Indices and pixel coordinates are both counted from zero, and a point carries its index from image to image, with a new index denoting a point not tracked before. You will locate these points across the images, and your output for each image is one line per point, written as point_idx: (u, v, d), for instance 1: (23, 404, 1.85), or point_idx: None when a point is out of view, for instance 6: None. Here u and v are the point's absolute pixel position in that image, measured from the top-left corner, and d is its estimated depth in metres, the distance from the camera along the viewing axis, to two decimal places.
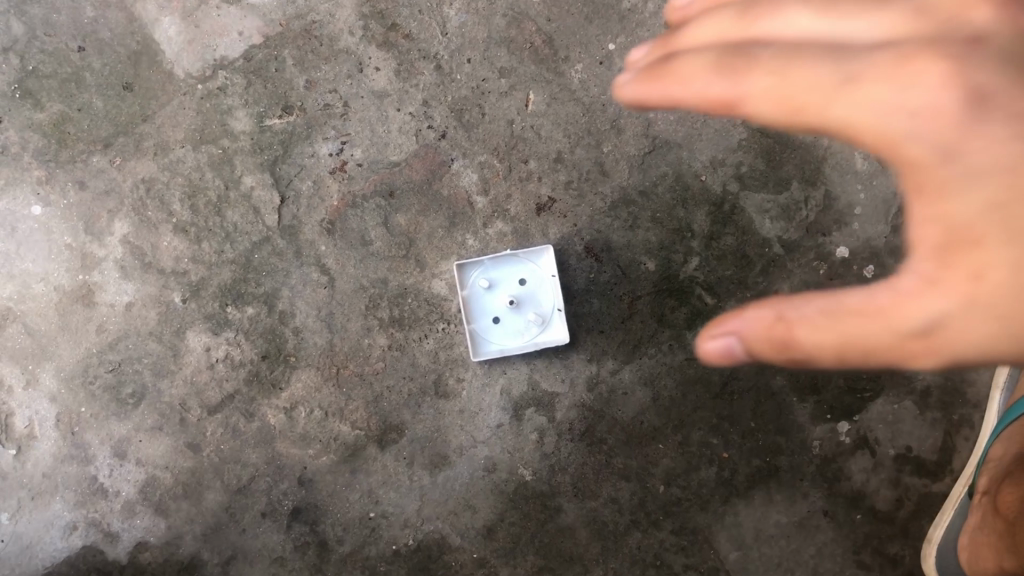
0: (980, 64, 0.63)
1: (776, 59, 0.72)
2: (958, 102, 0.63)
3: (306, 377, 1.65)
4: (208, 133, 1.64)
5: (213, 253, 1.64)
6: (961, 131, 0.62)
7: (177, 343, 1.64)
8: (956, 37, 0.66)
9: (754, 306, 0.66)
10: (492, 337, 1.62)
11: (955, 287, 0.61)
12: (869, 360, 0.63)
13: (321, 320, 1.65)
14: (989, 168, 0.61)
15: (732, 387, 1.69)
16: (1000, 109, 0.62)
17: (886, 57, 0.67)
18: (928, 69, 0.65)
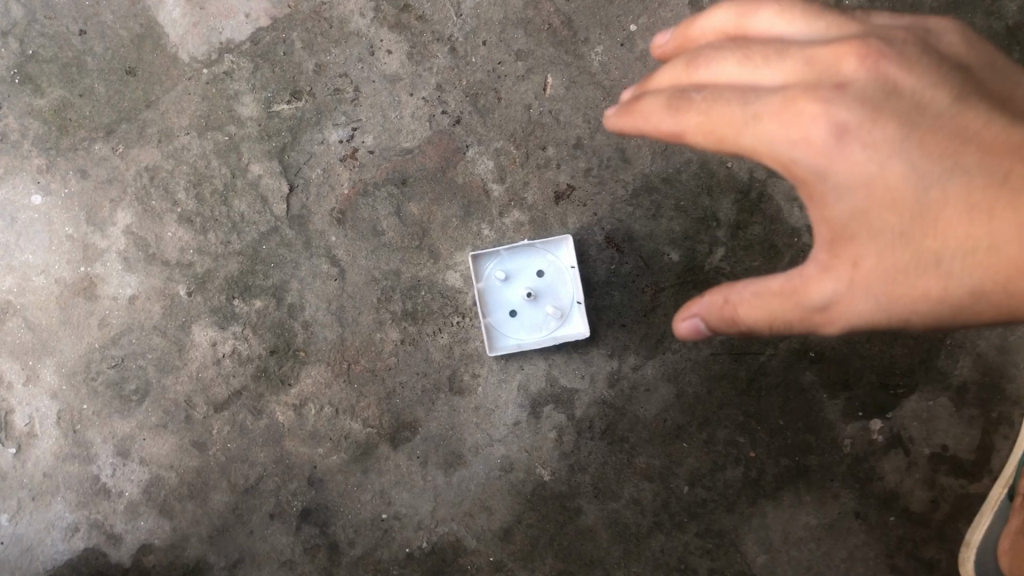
0: (840, 106, 0.89)
1: (710, 101, 0.97)
2: (826, 137, 0.89)
3: (316, 373, 1.59)
4: (213, 119, 1.58)
5: (219, 244, 1.58)
6: (829, 158, 0.89)
7: (182, 338, 1.58)
8: (828, 86, 0.91)
9: (710, 292, 0.99)
10: (509, 332, 1.56)
11: (834, 270, 0.91)
12: (787, 325, 0.93)
13: (331, 314, 1.58)
14: (846, 185, 0.90)
15: (759, 383, 1.62)
16: (855, 141, 0.89)
17: (784, 101, 0.91)
18: (811, 113, 0.90)
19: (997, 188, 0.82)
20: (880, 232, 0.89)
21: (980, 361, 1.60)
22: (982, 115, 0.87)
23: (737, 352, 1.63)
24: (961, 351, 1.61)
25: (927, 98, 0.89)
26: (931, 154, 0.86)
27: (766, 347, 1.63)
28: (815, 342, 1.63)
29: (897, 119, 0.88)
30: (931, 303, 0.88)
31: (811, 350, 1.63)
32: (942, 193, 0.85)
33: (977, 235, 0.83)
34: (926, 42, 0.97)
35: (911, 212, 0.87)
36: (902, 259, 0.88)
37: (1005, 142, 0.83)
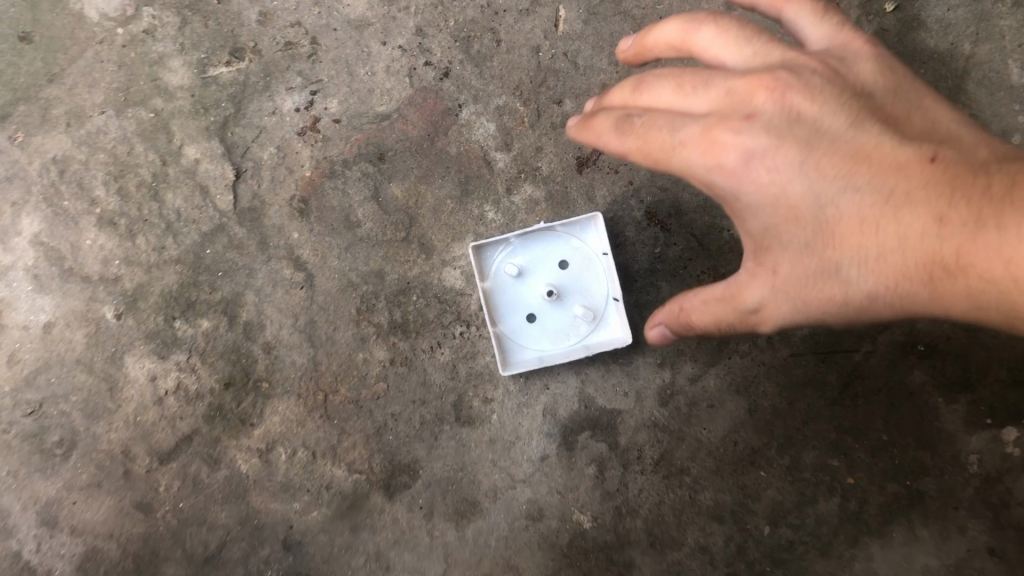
0: (747, 129, 0.76)
1: (639, 132, 0.81)
2: (733, 161, 0.77)
3: (284, 408, 1.24)
4: (134, 92, 1.23)
5: (152, 251, 1.24)
6: (739, 181, 0.77)
7: (113, 373, 1.24)
8: (738, 113, 0.77)
9: (665, 305, 0.88)
10: (527, 343, 1.20)
11: (753, 276, 0.80)
12: (717, 331, 0.84)
13: (299, 332, 1.24)
14: (757, 204, 0.77)
15: (854, 389, 1.26)
16: (757, 163, 0.76)
17: (700, 126, 0.78)
18: (722, 141, 0.77)
19: (885, 204, 0.73)
20: (790, 245, 0.77)
21: None
22: (878, 132, 0.76)
23: (823, 351, 1.26)
24: None
25: (831, 119, 0.77)
26: (827, 172, 0.75)
27: (862, 343, 1.26)
28: (925, 331, 1.26)
29: (796, 140, 0.76)
30: (839, 310, 0.76)
31: (920, 343, 1.26)
32: (838, 208, 0.75)
33: (869, 246, 0.73)
34: (835, 63, 0.82)
35: (814, 227, 0.76)
36: (810, 269, 0.76)
37: (893, 158, 0.73)
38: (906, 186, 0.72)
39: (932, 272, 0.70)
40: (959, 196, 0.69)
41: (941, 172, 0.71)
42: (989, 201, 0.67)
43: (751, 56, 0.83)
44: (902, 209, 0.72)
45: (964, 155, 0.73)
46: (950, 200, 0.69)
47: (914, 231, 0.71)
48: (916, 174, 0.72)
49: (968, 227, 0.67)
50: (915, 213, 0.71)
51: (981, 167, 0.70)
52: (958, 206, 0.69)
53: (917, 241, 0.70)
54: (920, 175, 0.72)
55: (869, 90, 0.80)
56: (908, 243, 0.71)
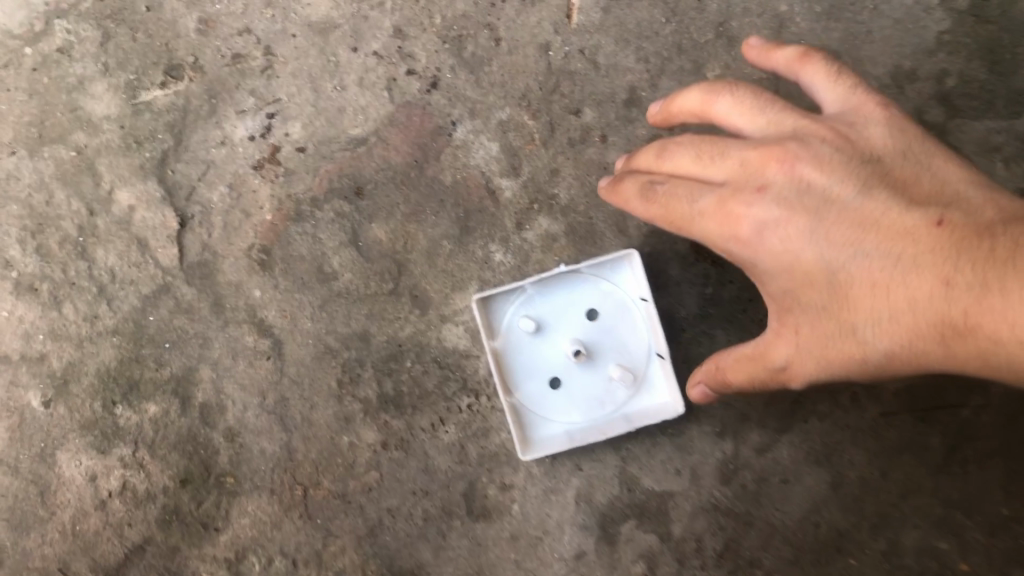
0: (757, 200, 0.71)
1: (654, 202, 0.76)
2: (747, 231, 0.71)
3: (255, 508, 1.00)
4: (51, 126, 1.00)
5: (83, 322, 1.00)
6: (755, 249, 0.71)
7: (45, 473, 1.01)
8: (749, 185, 0.72)
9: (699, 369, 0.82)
10: (552, 415, 0.96)
11: (776, 336, 0.73)
12: (747, 390, 0.77)
13: (268, 413, 1.00)
14: (774, 270, 0.71)
15: (963, 453, 1.00)
16: (770, 233, 0.70)
17: (715, 197, 0.72)
18: (735, 212, 0.71)
19: (894, 270, 0.66)
20: (807, 309, 0.70)
21: None
22: (889, 194, 0.69)
23: (922, 408, 1.01)
24: None
25: (840, 184, 0.70)
26: (836, 238, 0.68)
27: (970, 395, 1.00)
28: None
29: (803, 208, 0.70)
30: (861, 373, 0.69)
31: None
32: (850, 273, 0.68)
33: (881, 309, 0.66)
34: (845, 129, 0.73)
35: (828, 291, 0.69)
36: (827, 333, 0.69)
37: (901, 221, 0.66)
38: (913, 250, 0.65)
39: (943, 333, 0.63)
40: (963, 259, 0.62)
41: (949, 233, 0.64)
42: (993, 264, 0.60)
43: (765, 126, 0.75)
44: (907, 274, 0.65)
45: (973, 214, 0.65)
46: (954, 262, 0.62)
47: (922, 294, 0.64)
48: (922, 238, 0.65)
49: (973, 290, 0.61)
50: (920, 276, 0.64)
51: (990, 227, 0.63)
52: (964, 268, 0.62)
53: (923, 305, 0.64)
54: (925, 240, 0.65)
55: (880, 149, 0.72)
56: (917, 308, 0.64)
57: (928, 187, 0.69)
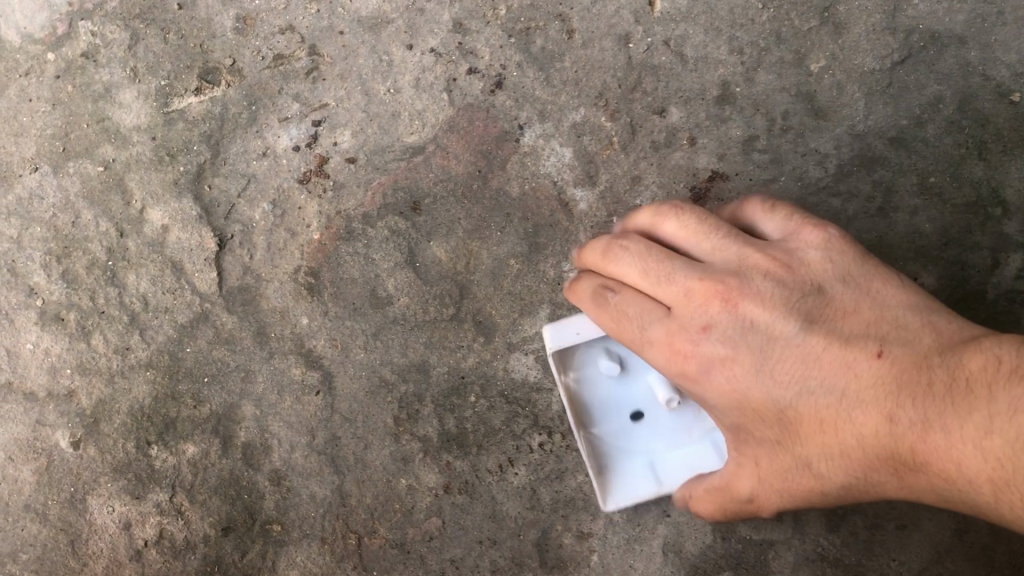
0: (700, 333, 0.64)
1: (603, 321, 0.69)
2: (693, 367, 0.64)
3: (304, 558, 0.89)
4: (76, 139, 0.91)
5: (114, 354, 0.91)
6: (700, 384, 0.65)
7: (74, 521, 0.91)
8: (694, 321, 0.64)
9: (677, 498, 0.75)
10: (632, 444, 0.81)
11: (737, 468, 0.66)
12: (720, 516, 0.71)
13: (317, 453, 0.90)
14: (720, 406, 0.64)
15: None
16: (715, 370, 0.63)
17: (662, 327, 0.65)
18: (681, 346, 0.64)
19: (841, 407, 0.60)
20: (759, 445, 0.64)
21: None
22: (829, 323, 0.62)
23: None
24: None
25: (778, 313, 0.62)
26: (778, 373, 0.62)
27: None
28: None
29: (742, 343, 0.63)
30: (817, 502, 0.64)
31: None
32: (796, 411, 0.61)
33: (832, 448, 0.61)
34: (787, 251, 0.65)
35: (776, 423, 0.63)
36: (782, 470, 0.64)
37: (841, 354, 0.60)
38: (856, 386, 0.59)
39: (895, 468, 0.58)
40: (904, 395, 0.57)
41: (892, 369, 0.59)
42: (937, 400, 0.56)
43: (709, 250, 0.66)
44: (854, 410, 0.59)
45: (914, 341, 0.59)
46: (899, 396, 0.58)
47: (868, 433, 0.59)
48: (864, 372, 0.59)
49: (917, 426, 0.56)
50: (865, 414, 0.59)
51: (930, 357, 0.58)
52: (908, 405, 0.57)
53: (872, 444, 0.59)
54: (867, 375, 0.59)
55: (821, 270, 0.64)
56: (867, 446, 0.59)
57: (866, 310, 0.62)
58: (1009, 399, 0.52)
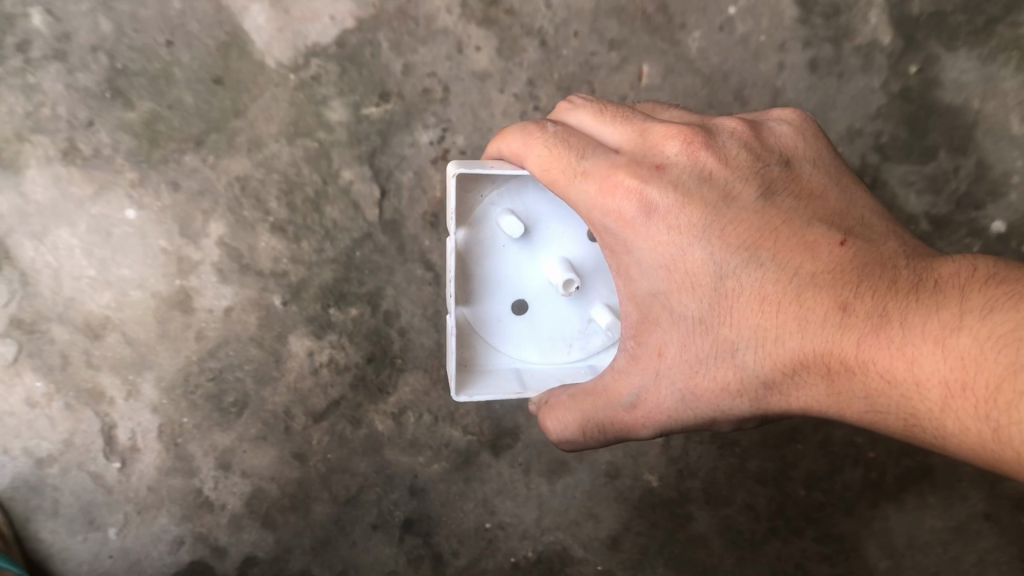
0: (662, 188, 0.94)
1: (546, 167, 0.99)
2: (632, 215, 0.94)
3: (414, 380, 1.58)
4: (303, 125, 1.54)
5: (313, 252, 1.55)
6: (637, 232, 0.94)
7: (280, 348, 1.56)
8: (646, 164, 0.96)
9: (556, 400, 1.08)
10: (502, 344, 1.20)
11: (631, 361, 0.98)
12: (599, 427, 1.03)
13: (427, 320, 1.58)
14: (652, 265, 0.94)
15: None
16: (661, 222, 0.93)
17: (605, 161, 0.96)
18: (629, 187, 0.94)
19: (789, 287, 0.89)
20: (679, 318, 0.94)
21: None
22: (788, 213, 0.92)
23: None
24: None
25: (739, 194, 0.93)
26: (732, 246, 0.91)
27: None
28: None
29: (710, 210, 0.93)
30: (728, 385, 0.93)
31: None
32: (744, 283, 0.90)
33: (767, 329, 0.89)
34: (756, 133, 0.99)
35: (712, 294, 0.91)
36: (704, 347, 0.93)
37: (806, 242, 0.89)
38: (813, 270, 0.88)
39: (831, 364, 0.86)
40: (863, 292, 0.85)
41: (845, 256, 0.88)
42: (898, 296, 0.84)
43: (663, 128, 0.98)
44: (809, 289, 0.88)
45: (871, 247, 0.89)
46: (855, 291, 0.85)
47: (818, 313, 0.86)
48: (824, 256, 0.88)
49: (873, 318, 0.83)
50: (821, 298, 0.87)
51: (888, 264, 0.87)
52: (863, 300, 0.85)
53: (817, 338, 0.86)
54: (828, 258, 0.88)
55: (789, 163, 0.98)
56: (808, 338, 0.87)
57: (826, 213, 0.93)
58: (976, 301, 0.79)
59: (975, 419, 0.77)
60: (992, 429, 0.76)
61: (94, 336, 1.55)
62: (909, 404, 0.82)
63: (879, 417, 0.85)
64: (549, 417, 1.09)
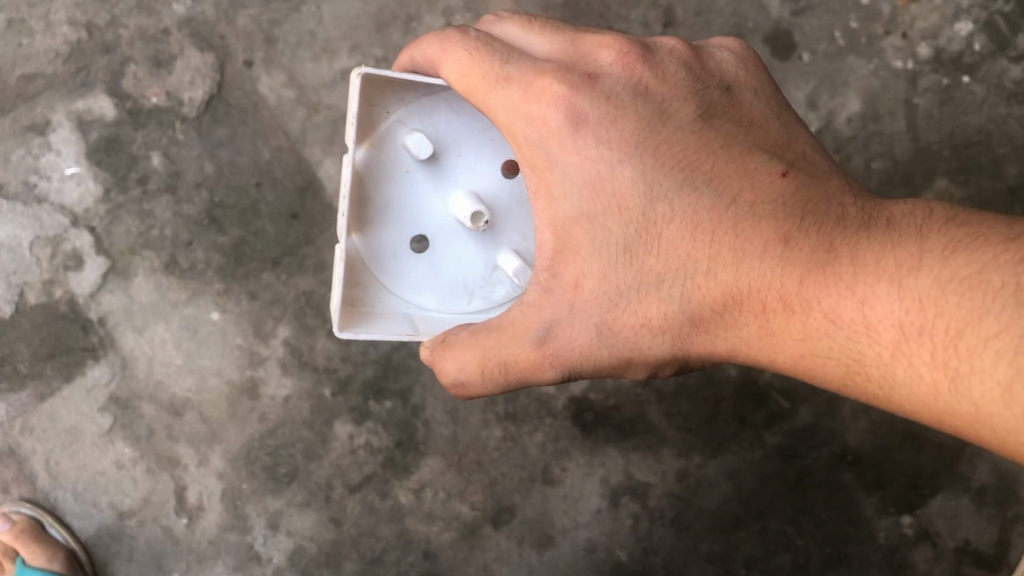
0: (597, 102, 1.07)
1: (463, 71, 1.10)
2: (565, 131, 1.07)
3: (433, 462, 1.97)
4: None
5: (360, 354, 1.95)
6: (564, 144, 1.07)
7: (326, 431, 1.95)
8: (580, 72, 1.09)
9: (452, 345, 1.15)
10: (401, 276, 1.28)
11: (546, 289, 1.10)
12: (495, 373, 1.13)
13: (447, 413, 1.98)
14: (576, 180, 1.07)
15: (805, 481, 2.06)
16: (595, 139, 1.07)
17: (528, 67, 1.09)
18: (556, 94, 1.06)
19: (727, 216, 1.05)
20: (604, 241, 1.08)
21: (996, 466, 2.08)
22: (719, 141, 1.08)
23: (786, 456, 2.05)
24: (979, 458, 2.08)
25: (675, 116, 1.09)
26: (668, 170, 1.07)
27: (812, 451, 2.06)
28: (853, 448, 2.06)
29: (656, 130, 1.08)
30: (658, 312, 1.08)
31: (850, 455, 2.06)
32: (682, 208, 1.06)
33: (699, 260, 1.06)
34: (696, 58, 1.14)
35: (643, 221, 1.07)
36: (628, 279, 1.08)
37: (748, 171, 1.06)
38: (754, 200, 1.05)
39: (769, 298, 1.03)
40: (806, 228, 1.02)
41: (783, 186, 1.05)
42: (843, 230, 1.01)
43: (596, 37, 1.13)
44: (748, 218, 1.04)
45: (808, 183, 1.06)
46: (795, 228, 1.02)
47: (763, 243, 1.03)
48: (765, 186, 1.05)
49: (817, 253, 1.00)
50: (769, 229, 1.03)
51: (818, 202, 1.04)
52: (804, 235, 1.02)
53: (759, 269, 1.03)
54: (768, 188, 1.05)
55: (729, 88, 1.14)
56: (744, 267, 1.04)
57: (767, 149, 1.09)
58: (936, 242, 0.93)
59: (925, 366, 0.90)
60: (949, 377, 0.88)
61: (175, 414, 1.92)
62: (847, 327, 0.97)
63: (812, 339, 1.01)
64: (444, 357, 1.15)
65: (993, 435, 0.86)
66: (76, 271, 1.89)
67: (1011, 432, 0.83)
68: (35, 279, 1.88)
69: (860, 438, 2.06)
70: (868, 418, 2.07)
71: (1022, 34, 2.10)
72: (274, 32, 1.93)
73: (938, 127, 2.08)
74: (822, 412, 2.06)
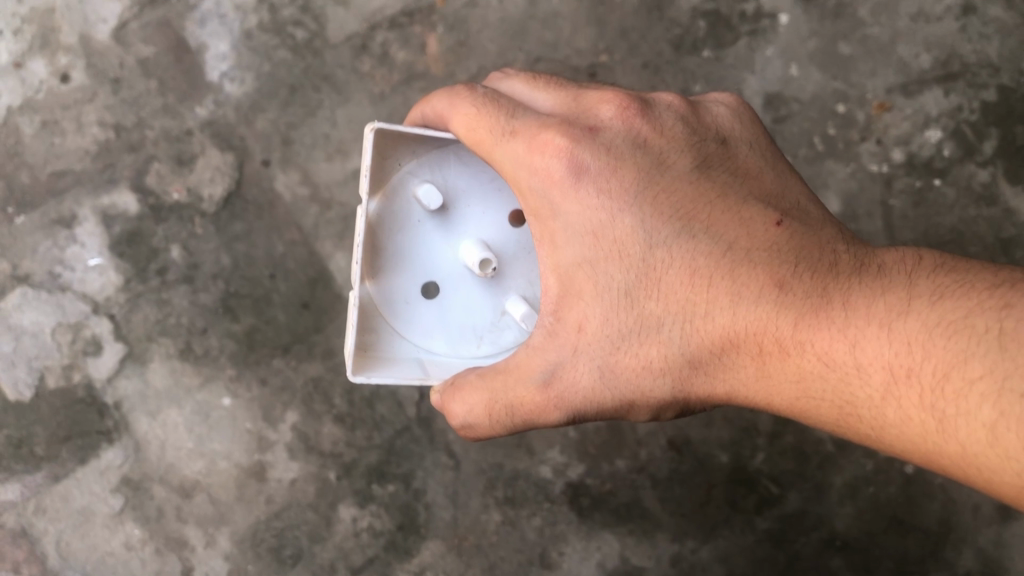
0: (599, 155, 1.19)
1: (470, 126, 1.23)
2: (570, 182, 1.18)
3: (434, 545, 2.03)
4: None
5: (364, 438, 2.02)
6: (569, 193, 1.18)
7: (331, 514, 2.01)
8: (584, 127, 1.21)
9: (460, 386, 1.24)
10: (415, 322, 1.38)
11: (551, 331, 1.19)
12: (501, 412, 1.22)
13: (448, 498, 2.04)
14: (579, 227, 1.17)
15: (796, 565, 2.12)
16: (598, 189, 1.18)
17: (533, 122, 1.21)
18: (561, 147, 1.18)
19: (723, 262, 1.14)
20: (606, 286, 1.17)
21: (981, 552, 2.13)
22: (714, 191, 1.19)
23: (776, 540, 2.12)
24: (965, 544, 2.13)
25: (672, 168, 1.20)
26: (667, 217, 1.17)
27: (800, 536, 2.12)
28: (841, 532, 2.12)
29: (655, 180, 1.19)
30: (658, 354, 1.16)
31: (838, 540, 2.12)
32: (681, 254, 1.16)
33: (699, 304, 1.14)
34: (690, 114, 1.26)
35: (645, 265, 1.16)
36: (629, 323, 1.16)
37: (744, 220, 1.16)
38: (751, 249, 1.14)
39: (766, 340, 1.11)
40: (799, 276, 1.11)
41: (777, 233, 1.14)
42: (834, 275, 1.10)
43: (597, 96, 1.26)
44: (744, 264, 1.13)
45: (800, 230, 1.16)
46: (789, 275, 1.11)
47: (759, 287, 1.12)
48: (761, 233, 1.15)
49: (808, 297, 1.09)
50: (764, 275, 1.12)
51: (812, 249, 1.13)
52: (798, 281, 1.10)
53: (755, 313, 1.11)
54: (764, 235, 1.14)
55: (725, 141, 1.26)
56: (740, 310, 1.12)
57: (761, 199, 1.19)
58: (923, 288, 1.01)
59: (915, 408, 0.98)
60: (937, 419, 0.96)
61: (186, 495, 1.99)
62: (839, 369, 1.05)
63: (805, 381, 1.08)
64: (454, 399, 1.25)
65: (980, 475, 0.94)
66: (95, 356, 1.98)
67: (997, 470, 0.91)
68: (55, 364, 1.97)
69: (848, 522, 2.13)
70: (855, 503, 2.13)
71: (987, 141, 2.25)
72: (290, 134, 2.06)
73: (912, 226, 2.22)
74: (811, 497, 2.12)
